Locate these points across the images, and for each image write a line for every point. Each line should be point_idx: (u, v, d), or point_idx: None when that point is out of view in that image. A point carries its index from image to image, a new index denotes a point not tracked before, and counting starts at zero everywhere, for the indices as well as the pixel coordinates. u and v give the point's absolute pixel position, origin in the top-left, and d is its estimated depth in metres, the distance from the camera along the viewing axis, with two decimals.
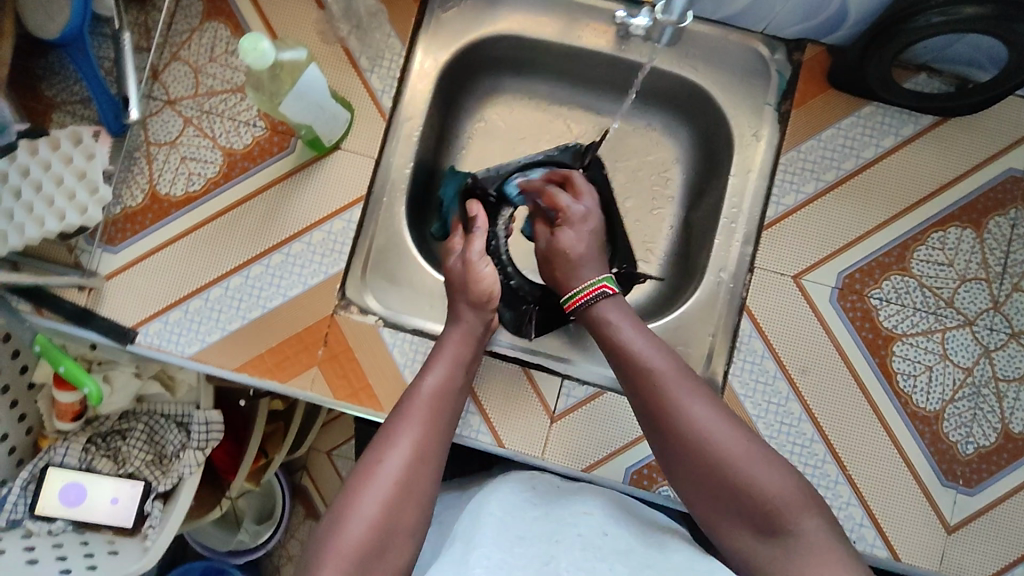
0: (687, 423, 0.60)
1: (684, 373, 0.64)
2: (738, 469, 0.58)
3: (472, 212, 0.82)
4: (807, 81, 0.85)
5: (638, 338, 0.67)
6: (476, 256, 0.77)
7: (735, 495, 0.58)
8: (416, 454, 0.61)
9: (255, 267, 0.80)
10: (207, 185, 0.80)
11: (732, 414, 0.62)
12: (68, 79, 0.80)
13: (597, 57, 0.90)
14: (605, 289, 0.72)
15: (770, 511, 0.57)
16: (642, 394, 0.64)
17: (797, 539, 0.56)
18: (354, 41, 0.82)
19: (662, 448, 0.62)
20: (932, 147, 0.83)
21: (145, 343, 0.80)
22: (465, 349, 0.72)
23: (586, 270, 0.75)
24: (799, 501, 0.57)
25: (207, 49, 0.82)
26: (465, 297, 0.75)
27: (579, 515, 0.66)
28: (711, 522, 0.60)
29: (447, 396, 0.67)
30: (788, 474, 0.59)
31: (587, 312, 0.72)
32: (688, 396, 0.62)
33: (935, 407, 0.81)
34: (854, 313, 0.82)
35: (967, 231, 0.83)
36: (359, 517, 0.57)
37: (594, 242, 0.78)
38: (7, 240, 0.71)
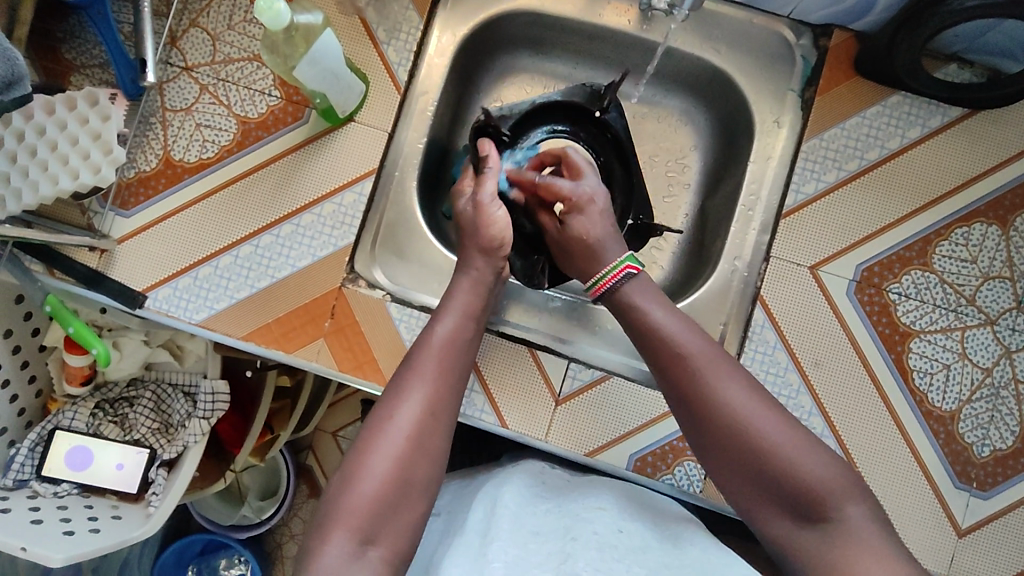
0: (726, 411, 0.59)
1: (720, 356, 0.62)
2: (780, 456, 0.57)
3: (485, 151, 0.79)
4: (833, 68, 0.82)
5: (669, 315, 0.65)
6: (488, 197, 0.75)
7: (776, 482, 0.58)
8: (427, 409, 0.62)
9: (265, 237, 0.80)
10: (220, 153, 0.80)
11: (769, 397, 0.61)
12: (87, 42, 0.80)
13: (618, 38, 0.88)
14: (629, 269, 0.69)
15: (814, 499, 0.56)
16: (678, 381, 0.62)
17: (840, 525, 0.56)
18: (373, 12, 0.81)
19: (699, 436, 0.61)
20: (960, 140, 0.81)
21: (154, 308, 0.80)
22: (475, 297, 0.71)
23: (608, 250, 0.71)
24: (839, 486, 0.57)
25: (225, 16, 0.81)
26: (475, 242, 0.74)
27: (593, 510, 0.65)
28: (749, 509, 0.60)
29: (456, 346, 0.67)
30: (827, 459, 0.58)
31: (614, 295, 0.69)
32: (726, 381, 0.60)
33: (951, 406, 0.79)
34: (871, 307, 0.80)
35: (993, 228, 0.80)
36: (371, 474, 0.58)
37: (608, 220, 0.73)
38: (21, 199, 0.70)
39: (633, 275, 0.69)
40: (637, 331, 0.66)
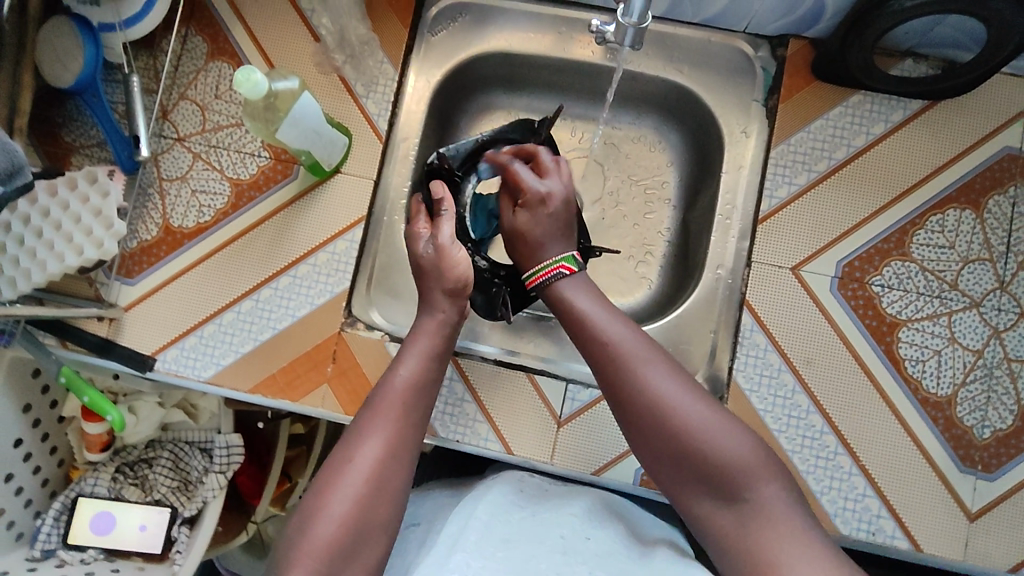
0: (647, 396, 0.62)
1: (644, 345, 0.65)
2: (698, 436, 0.60)
3: (437, 194, 0.79)
4: (793, 74, 0.85)
5: (596, 309, 0.69)
6: (447, 240, 0.76)
7: (694, 463, 0.60)
8: (387, 451, 0.64)
9: (264, 291, 0.83)
10: (217, 216, 0.84)
11: (691, 383, 0.64)
12: (85, 124, 0.84)
13: (584, 68, 0.91)
14: (562, 269, 0.73)
15: (729, 479, 0.59)
16: (605, 368, 0.65)
17: (754, 504, 0.58)
18: (349, 69, 0.85)
19: (625, 418, 0.64)
20: (925, 131, 0.83)
21: (163, 369, 0.83)
22: (440, 343, 0.73)
23: (549, 249, 0.75)
24: (756, 468, 0.59)
25: (211, 87, 0.85)
26: (440, 285, 0.75)
27: (563, 517, 0.68)
28: (672, 490, 0.63)
29: (419, 389, 0.69)
30: (744, 441, 0.61)
31: (549, 290, 0.73)
32: (648, 368, 0.63)
33: (946, 391, 0.80)
34: (856, 301, 0.82)
35: (967, 212, 0.82)
36: (329, 518, 0.59)
37: (555, 223, 0.76)
38: (30, 277, 0.74)
39: (568, 276, 0.73)
40: (569, 325, 0.70)
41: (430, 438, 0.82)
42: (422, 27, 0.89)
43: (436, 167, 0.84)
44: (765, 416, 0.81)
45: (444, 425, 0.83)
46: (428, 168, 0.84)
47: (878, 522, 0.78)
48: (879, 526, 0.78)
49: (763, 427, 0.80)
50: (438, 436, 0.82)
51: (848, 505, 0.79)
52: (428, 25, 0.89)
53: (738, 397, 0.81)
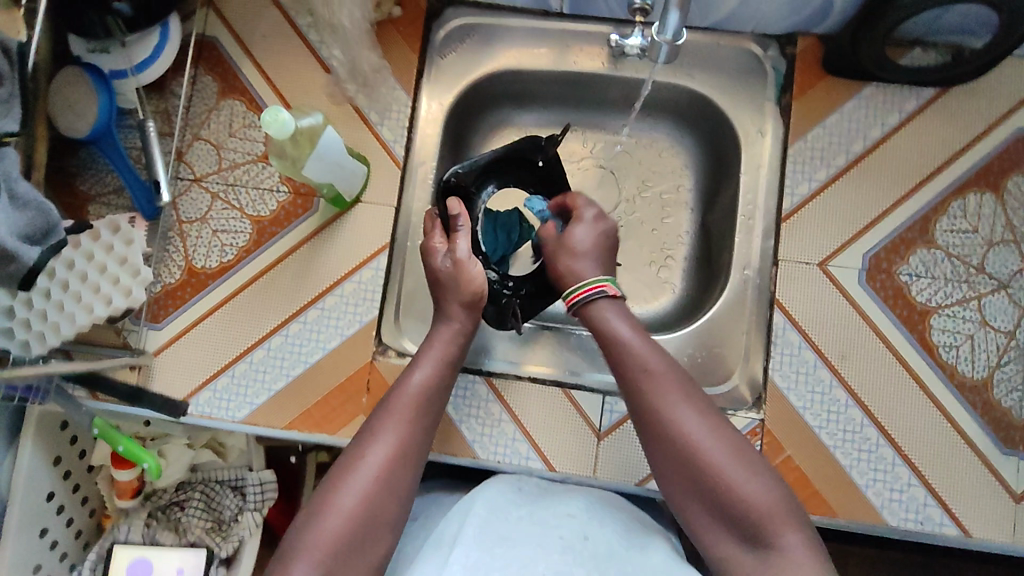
0: (677, 431, 0.63)
1: (678, 379, 0.66)
2: (724, 476, 0.61)
3: (454, 209, 0.78)
4: (804, 71, 0.86)
5: (633, 336, 0.69)
6: (465, 256, 0.76)
7: (718, 502, 0.61)
8: (398, 452, 0.65)
9: (293, 325, 0.83)
10: (240, 254, 0.84)
11: (724, 423, 0.64)
12: (100, 172, 0.84)
13: (594, 79, 0.91)
14: (605, 289, 0.72)
15: (752, 521, 0.59)
16: (637, 397, 0.66)
17: (777, 550, 0.58)
18: (363, 98, 0.85)
19: (654, 448, 0.65)
20: (939, 118, 0.83)
21: (197, 413, 0.82)
22: (453, 349, 0.74)
23: (585, 263, 0.76)
24: (781, 514, 0.59)
25: (225, 126, 0.85)
26: (456, 297, 0.76)
27: (561, 516, 0.68)
28: (695, 525, 0.63)
29: (432, 392, 0.70)
30: (770, 484, 0.61)
31: (588, 313, 0.73)
32: (679, 403, 0.64)
33: (982, 374, 0.80)
34: (885, 292, 0.82)
35: (987, 195, 0.82)
36: (338, 510, 0.61)
37: (599, 243, 0.78)
38: (59, 331, 0.73)
39: (609, 297, 0.72)
40: (605, 351, 0.70)
41: (471, 461, 0.81)
42: (430, 50, 0.89)
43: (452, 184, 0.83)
44: (805, 413, 0.80)
45: (484, 446, 0.82)
46: (445, 184, 0.83)
47: (926, 511, 0.78)
48: (927, 515, 0.78)
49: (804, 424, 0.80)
50: (478, 458, 0.82)
51: (894, 496, 0.79)
52: (437, 49, 0.89)
53: (775, 396, 0.81)
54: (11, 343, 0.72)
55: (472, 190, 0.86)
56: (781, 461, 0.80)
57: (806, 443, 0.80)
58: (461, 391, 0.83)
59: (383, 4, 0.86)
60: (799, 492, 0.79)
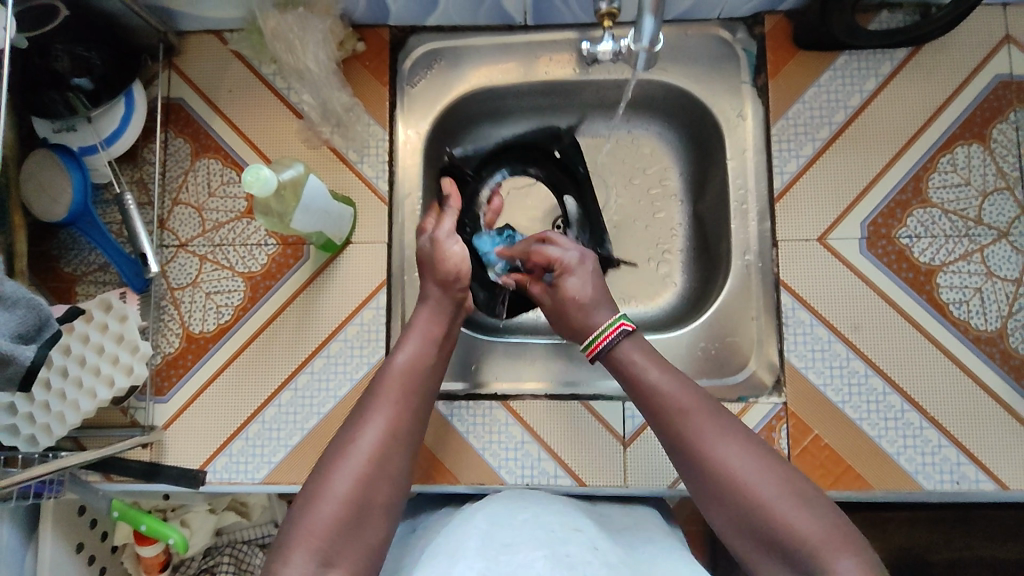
0: (716, 465, 0.61)
1: (711, 412, 0.64)
2: (769, 509, 0.58)
3: (446, 190, 0.79)
4: (775, 50, 0.85)
5: (661, 375, 0.67)
6: (445, 235, 0.74)
7: (766, 534, 0.58)
8: (388, 431, 0.64)
9: (301, 377, 0.81)
10: (236, 313, 0.82)
11: (765, 453, 0.62)
12: (82, 251, 0.82)
13: (567, 86, 0.90)
14: (623, 327, 0.70)
15: (801, 550, 0.55)
16: (671, 435, 0.64)
17: None
18: (339, 138, 0.84)
19: (696, 487, 0.62)
20: (914, 77, 0.83)
21: (216, 480, 0.80)
22: (436, 326, 0.73)
23: (601, 311, 0.72)
24: (830, 540, 0.55)
25: (204, 186, 0.84)
26: (433, 276, 0.74)
27: (570, 531, 0.64)
28: (751, 561, 0.59)
29: (416, 371, 0.69)
30: (818, 511, 0.57)
31: (610, 357, 0.70)
32: (714, 435, 0.62)
33: (996, 325, 0.79)
34: (888, 257, 0.81)
35: (974, 146, 0.82)
36: (334, 494, 0.59)
37: (599, 282, 0.75)
38: (65, 420, 0.72)
39: (628, 334, 0.70)
40: (635, 395, 0.68)
41: (500, 488, 0.80)
42: (400, 80, 0.88)
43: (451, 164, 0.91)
44: (826, 390, 0.80)
45: (510, 471, 0.80)
46: (442, 163, 0.91)
47: (960, 470, 0.77)
48: (962, 474, 0.77)
49: (827, 402, 0.79)
50: (506, 483, 0.80)
51: (927, 460, 0.77)
52: (406, 78, 0.88)
53: (794, 378, 0.80)
54: (18, 439, 0.71)
55: (474, 178, 0.91)
56: (809, 441, 0.79)
57: (831, 419, 0.79)
58: (478, 417, 0.82)
59: (346, 41, 0.85)
60: (832, 470, 0.78)
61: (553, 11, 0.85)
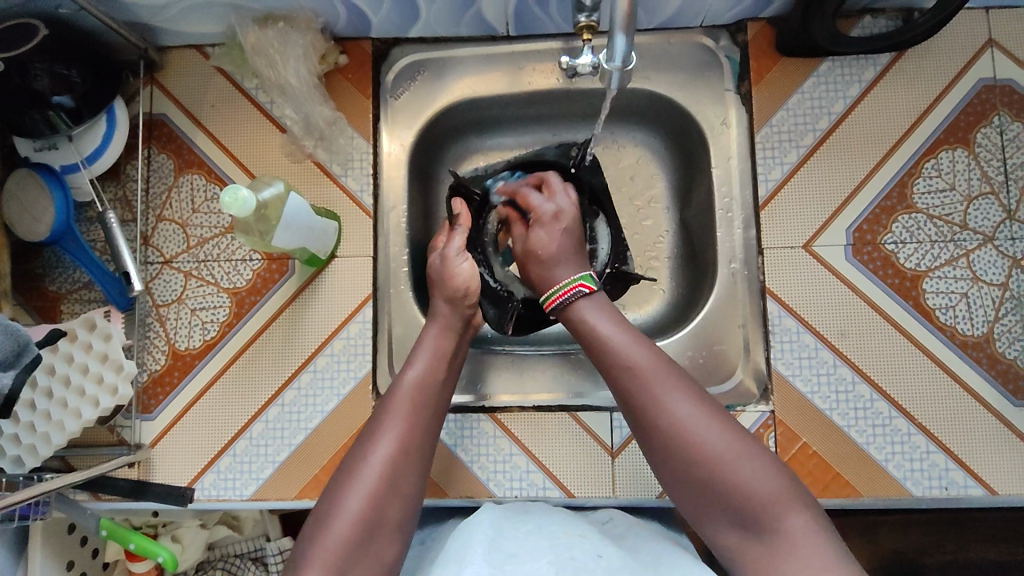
0: (672, 425, 0.60)
1: (665, 367, 0.63)
2: (719, 466, 0.59)
3: (456, 211, 0.82)
4: (758, 58, 0.85)
5: (617, 332, 0.66)
6: (454, 252, 0.76)
7: (716, 490, 0.59)
8: (400, 448, 0.64)
9: (288, 393, 0.81)
10: (222, 329, 0.82)
11: (718, 411, 0.62)
12: (66, 269, 0.82)
13: (551, 96, 0.90)
14: (581, 288, 0.69)
15: (752, 507, 0.58)
16: (625, 390, 0.63)
17: (779, 534, 0.56)
18: (322, 152, 0.84)
19: (648, 444, 0.63)
20: (897, 83, 0.83)
21: (204, 497, 0.80)
22: (446, 342, 0.73)
23: (563, 269, 0.72)
24: (780, 497, 0.58)
25: (187, 203, 0.84)
26: (442, 292, 0.75)
27: (573, 538, 0.65)
28: (695, 513, 0.61)
29: (427, 389, 0.69)
30: (766, 467, 0.59)
31: (567, 313, 0.70)
32: (670, 392, 0.61)
33: (982, 330, 0.79)
34: (874, 263, 0.81)
35: (959, 151, 0.82)
36: (345, 513, 0.59)
37: (569, 238, 0.74)
38: (50, 441, 0.72)
39: (587, 295, 0.69)
40: (590, 352, 0.67)
41: (488, 500, 0.80)
42: (383, 93, 0.87)
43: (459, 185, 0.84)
44: (814, 398, 0.79)
45: (499, 484, 0.80)
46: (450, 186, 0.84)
47: (949, 476, 0.77)
48: (951, 479, 0.77)
49: (815, 410, 0.79)
50: (495, 496, 0.80)
51: (916, 467, 0.77)
52: (390, 90, 0.87)
53: (782, 386, 0.80)
54: (3, 461, 0.72)
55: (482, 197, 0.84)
56: (798, 449, 0.79)
57: (819, 427, 0.79)
58: (468, 431, 0.81)
59: (328, 55, 0.85)
60: (821, 478, 0.78)
61: (535, 20, 0.84)
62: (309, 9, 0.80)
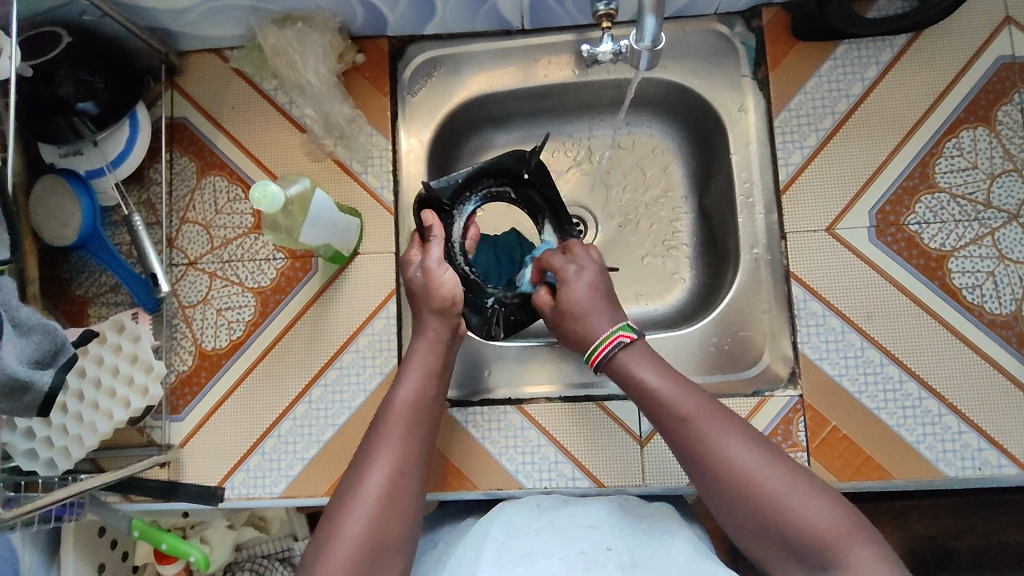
0: (728, 470, 0.60)
1: (715, 413, 0.63)
2: (779, 506, 0.58)
3: (427, 222, 0.75)
4: (774, 42, 0.85)
5: (663, 383, 0.66)
6: (436, 263, 0.72)
7: (783, 534, 0.57)
8: (397, 470, 0.63)
9: (315, 390, 0.81)
10: (248, 328, 0.83)
11: (771, 450, 0.61)
12: (93, 273, 0.83)
13: (567, 88, 0.90)
14: (622, 338, 0.70)
15: (817, 545, 0.56)
16: (679, 442, 0.64)
17: (848, 571, 0.55)
18: (342, 150, 0.85)
19: (706, 491, 0.62)
20: (915, 63, 0.83)
21: (234, 496, 0.80)
22: (436, 358, 0.72)
23: (597, 320, 0.72)
24: (843, 532, 0.56)
25: (211, 204, 0.84)
26: (429, 305, 0.73)
27: (584, 529, 0.65)
28: (763, 559, 0.60)
29: (420, 407, 0.68)
30: (826, 503, 0.58)
31: (611, 367, 0.70)
32: (723, 437, 0.61)
33: (1011, 308, 0.78)
34: (898, 245, 0.80)
35: (980, 129, 0.81)
36: (346, 538, 0.58)
37: (598, 295, 0.73)
38: (82, 442, 0.72)
39: (628, 344, 0.70)
40: (641, 404, 0.67)
41: (518, 492, 0.80)
42: (401, 90, 0.88)
43: (427, 196, 0.76)
44: (842, 380, 0.79)
45: (528, 475, 0.80)
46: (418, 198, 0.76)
47: (982, 456, 0.76)
48: (984, 459, 0.76)
49: (843, 393, 0.79)
50: (524, 487, 0.80)
51: (947, 448, 0.77)
52: (407, 87, 0.88)
53: (809, 370, 0.80)
54: (37, 464, 0.71)
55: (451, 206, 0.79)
56: (828, 433, 0.78)
57: (848, 410, 0.78)
58: (494, 423, 0.81)
59: (345, 54, 0.85)
60: (852, 460, 0.77)
61: (550, 13, 0.84)
62: (326, 9, 0.81)
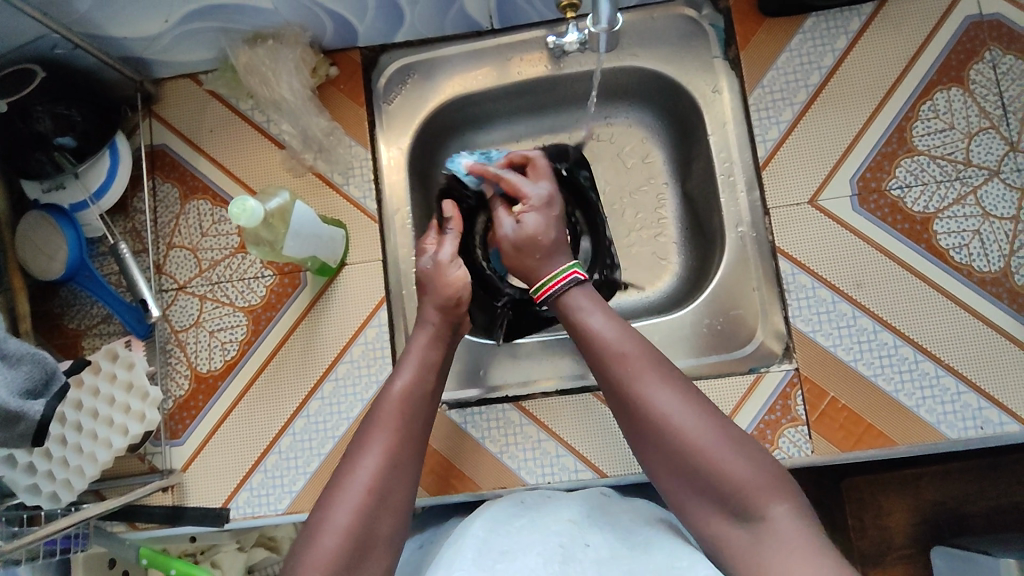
0: (654, 411, 0.60)
1: (652, 358, 0.63)
2: (702, 452, 0.57)
3: (448, 213, 0.80)
4: (743, 21, 0.85)
5: (604, 328, 0.66)
6: (449, 257, 0.74)
7: (702, 479, 0.58)
8: (390, 460, 0.62)
9: (312, 403, 0.81)
10: (242, 347, 0.83)
11: (704, 401, 0.61)
12: (84, 306, 0.83)
13: (542, 84, 0.91)
14: (576, 275, 0.70)
15: (733, 493, 0.56)
16: (611, 382, 0.63)
17: (763, 521, 0.55)
18: (322, 163, 0.85)
19: (632, 429, 0.62)
20: (884, 31, 0.83)
21: (240, 515, 0.80)
22: (435, 352, 0.71)
23: (557, 258, 0.72)
24: (764, 485, 0.56)
25: (196, 228, 0.85)
26: (432, 299, 0.73)
27: (562, 523, 0.63)
28: (677, 502, 0.60)
29: (415, 398, 0.67)
30: (751, 457, 0.58)
31: (555, 303, 0.70)
32: (655, 383, 0.61)
33: (999, 265, 0.78)
34: (881, 211, 0.81)
35: (954, 90, 0.81)
36: (333, 527, 0.57)
37: (558, 224, 0.75)
38: (84, 473, 0.72)
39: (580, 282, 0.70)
40: (580, 345, 0.67)
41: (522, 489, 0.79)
42: (376, 99, 0.89)
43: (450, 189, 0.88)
44: (837, 351, 0.79)
45: (530, 471, 0.80)
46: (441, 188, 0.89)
47: (983, 415, 0.76)
48: (986, 418, 0.76)
49: (839, 363, 0.78)
50: (527, 484, 0.80)
51: (948, 409, 0.76)
52: (382, 96, 0.89)
53: (803, 344, 0.80)
54: (40, 498, 0.70)
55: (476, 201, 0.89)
56: (827, 405, 0.78)
57: (845, 380, 0.78)
58: (493, 422, 0.81)
59: (319, 67, 0.86)
60: (853, 430, 0.77)
61: (518, 11, 0.85)
62: (295, 24, 0.81)
